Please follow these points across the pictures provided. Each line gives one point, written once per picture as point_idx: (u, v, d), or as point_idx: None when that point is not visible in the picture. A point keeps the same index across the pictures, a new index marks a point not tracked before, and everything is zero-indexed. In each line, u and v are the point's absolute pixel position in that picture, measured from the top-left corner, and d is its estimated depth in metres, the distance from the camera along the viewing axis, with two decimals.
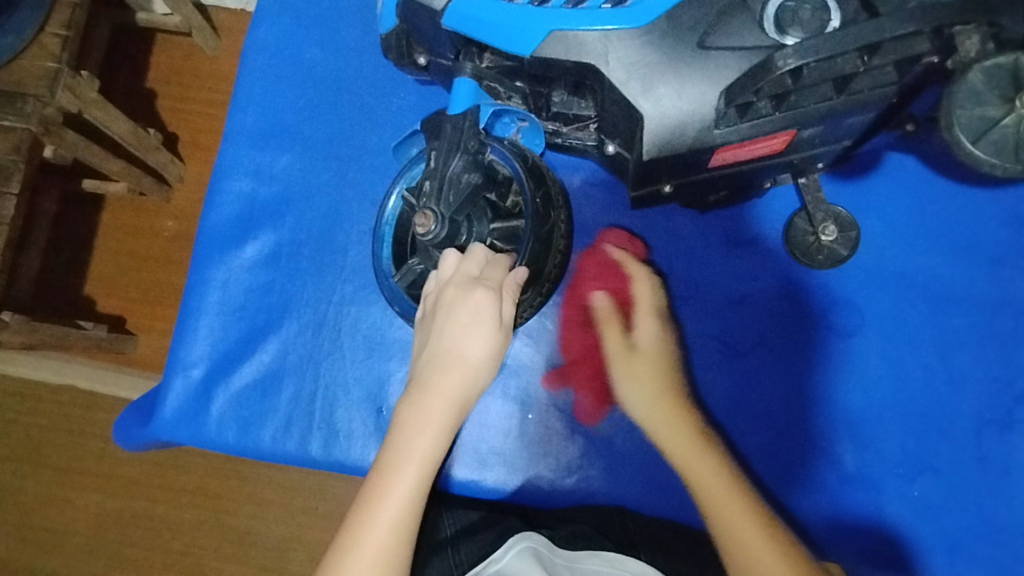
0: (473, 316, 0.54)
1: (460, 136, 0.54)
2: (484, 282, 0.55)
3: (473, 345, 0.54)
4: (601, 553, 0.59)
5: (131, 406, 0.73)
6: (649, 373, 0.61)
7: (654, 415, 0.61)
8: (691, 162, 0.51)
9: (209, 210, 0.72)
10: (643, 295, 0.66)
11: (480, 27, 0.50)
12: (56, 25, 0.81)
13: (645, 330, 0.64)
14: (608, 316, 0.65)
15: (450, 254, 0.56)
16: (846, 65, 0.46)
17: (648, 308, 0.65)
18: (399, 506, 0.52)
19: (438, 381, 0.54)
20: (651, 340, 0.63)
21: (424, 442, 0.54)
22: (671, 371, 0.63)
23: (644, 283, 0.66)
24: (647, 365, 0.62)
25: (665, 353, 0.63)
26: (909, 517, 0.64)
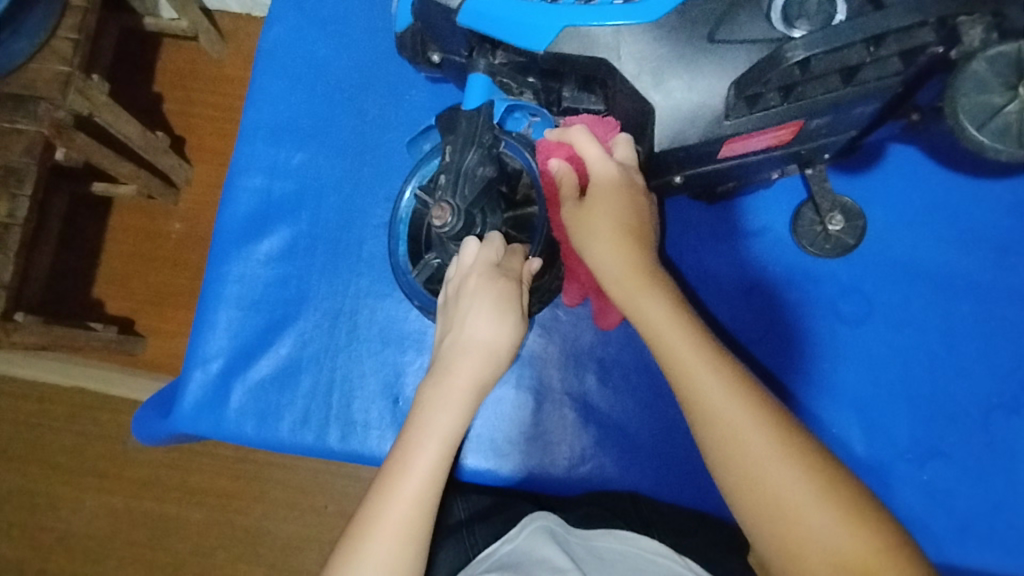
0: (496, 300, 0.55)
1: (475, 131, 0.56)
2: (505, 270, 0.56)
3: (496, 328, 0.55)
4: (614, 532, 0.59)
5: (149, 402, 0.74)
6: (606, 214, 0.51)
7: (625, 284, 0.49)
8: (701, 153, 0.52)
9: (225, 206, 0.74)
10: (604, 173, 0.52)
11: (495, 24, 0.51)
12: (68, 30, 0.83)
13: (597, 166, 0.52)
14: (561, 173, 0.54)
15: (470, 243, 0.56)
16: (853, 55, 0.48)
17: (597, 146, 0.53)
18: (419, 485, 0.52)
19: (460, 361, 0.54)
20: (603, 172, 0.52)
21: (445, 420, 0.54)
22: (633, 210, 0.51)
23: (582, 133, 0.53)
24: (602, 206, 0.51)
25: (627, 194, 0.52)
26: (919, 501, 0.66)
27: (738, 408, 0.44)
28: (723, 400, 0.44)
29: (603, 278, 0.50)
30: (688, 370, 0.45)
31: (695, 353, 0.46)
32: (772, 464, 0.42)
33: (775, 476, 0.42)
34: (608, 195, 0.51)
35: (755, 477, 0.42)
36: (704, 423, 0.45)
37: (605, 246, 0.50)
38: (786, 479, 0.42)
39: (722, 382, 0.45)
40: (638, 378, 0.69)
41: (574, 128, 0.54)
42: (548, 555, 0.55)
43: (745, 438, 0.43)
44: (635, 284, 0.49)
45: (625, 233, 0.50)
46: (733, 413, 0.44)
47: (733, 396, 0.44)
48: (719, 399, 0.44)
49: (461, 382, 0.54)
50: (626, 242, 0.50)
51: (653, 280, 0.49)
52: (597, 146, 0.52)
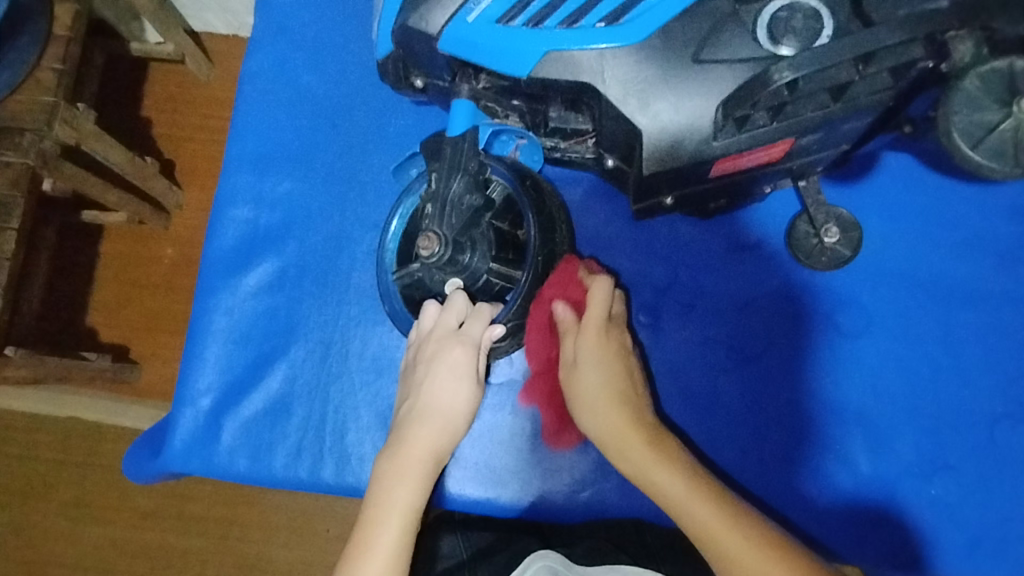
0: (451, 369, 0.58)
1: (460, 158, 0.54)
2: (462, 335, 0.58)
3: (450, 396, 0.58)
4: (618, 567, 0.60)
5: (140, 439, 0.73)
6: (599, 373, 0.58)
7: (601, 401, 0.57)
8: (690, 174, 0.51)
9: (211, 239, 0.72)
10: (597, 308, 0.60)
11: (475, 50, 0.50)
12: (52, 60, 0.82)
13: (589, 340, 0.59)
14: (570, 323, 0.60)
15: (429, 306, 0.60)
16: (841, 74, 0.46)
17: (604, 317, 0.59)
18: (383, 560, 0.52)
19: (415, 431, 0.57)
20: (589, 349, 0.59)
21: (406, 490, 0.55)
22: (625, 367, 0.60)
23: (602, 285, 0.60)
24: (591, 371, 0.58)
25: (611, 350, 0.59)
26: (927, 516, 0.64)
27: (686, 491, 0.53)
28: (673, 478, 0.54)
29: (599, 435, 0.57)
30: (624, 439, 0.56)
31: (698, 494, 0.53)
32: (718, 527, 0.51)
33: (692, 513, 0.52)
34: (608, 340, 0.59)
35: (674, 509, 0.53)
36: (696, 532, 0.52)
37: (600, 402, 0.57)
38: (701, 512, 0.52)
39: (734, 531, 0.51)
40: None
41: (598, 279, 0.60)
42: None
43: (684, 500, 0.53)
44: (608, 401, 0.57)
45: (615, 399, 0.57)
46: (711, 519, 0.51)
47: (729, 532, 0.51)
48: (677, 485, 0.53)
49: (418, 453, 0.56)
50: (609, 361, 0.58)
51: (656, 444, 0.56)
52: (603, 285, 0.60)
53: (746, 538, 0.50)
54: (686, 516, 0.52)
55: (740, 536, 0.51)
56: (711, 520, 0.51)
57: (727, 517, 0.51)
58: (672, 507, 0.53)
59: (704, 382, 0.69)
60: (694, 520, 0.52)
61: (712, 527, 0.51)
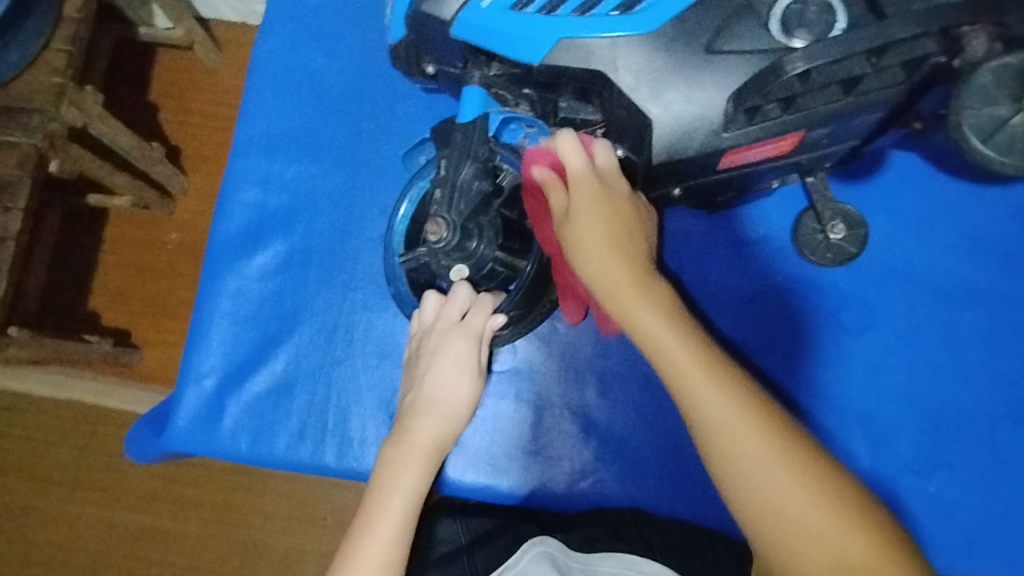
0: (454, 362, 0.60)
1: (470, 144, 0.55)
2: (464, 327, 0.60)
3: (452, 386, 0.60)
4: (615, 555, 0.61)
5: (143, 419, 0.73)
6: (591, 228, 0.52)
7: (613, 288, 0.51)
8: (699, 166, 0.51)
9: (219, 221, 0.73)
10: (576, 155, 0.53)
11: (488, 35, 0.50)
12: (62, 41, 0.82)
13: (580, 193, 0.53)
14: (549, 181, 0.54)
15: (430, 297, 0.61)
16: (853, 67, 0.47)
17: (585, 176, 0.53)
18: (386, 545, 0.53)
19: (421, 421, 0.58)
20: (584, 194, 0.53)
21: (409, 477, 0.56)
22: (618, 210, 0.53)
23: (568, 138, 0.53)
24: (586, 224, 0.52)
25: (603, 200, 0.53)
26: (926, 514, 0.65)
27: (750, 433, 0.44)
28: (714, 394, 0.45)
29: (597, 287, 0.52)
30: (677, 369, 0.47)
31: (689, 355, 0.47)
32: (789, 495, 0.43)
33: (787, 503, 0.43)
34: (596, 190, 0.53)
35: (768, 499, 0.43)
36: (721, 438, 0.44)
37: (599, 253, 0.52)
38: (764, 470, 0.43)
39: (767, 451, 0.43)
40: (639, 393, 0.68)
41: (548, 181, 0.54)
42: None
43: (736, 435, 0.44)
44: (638, 301, 0.50)
45: (615, 248, 0.52)
46: (734, 421, 0.44)
47: (767, 454, 0.43)
48: (723, 416, 0.45)
49: (424, 441, 0.58)
50: (613, 247, 0.52)
51: (651, 289, 0.51)
52: (557, 184, 0.54)
53: (773, 447, 0.44)
54: (683, 377, 0.46)
55: (845, 513, 0.42)
56: (744, 463, 0.44)
57: (805, 477, 0.43)
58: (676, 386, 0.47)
59: (766, 369, 0.68)
60: (693, 396, 0.46)
61: (772, 488, 0.43)
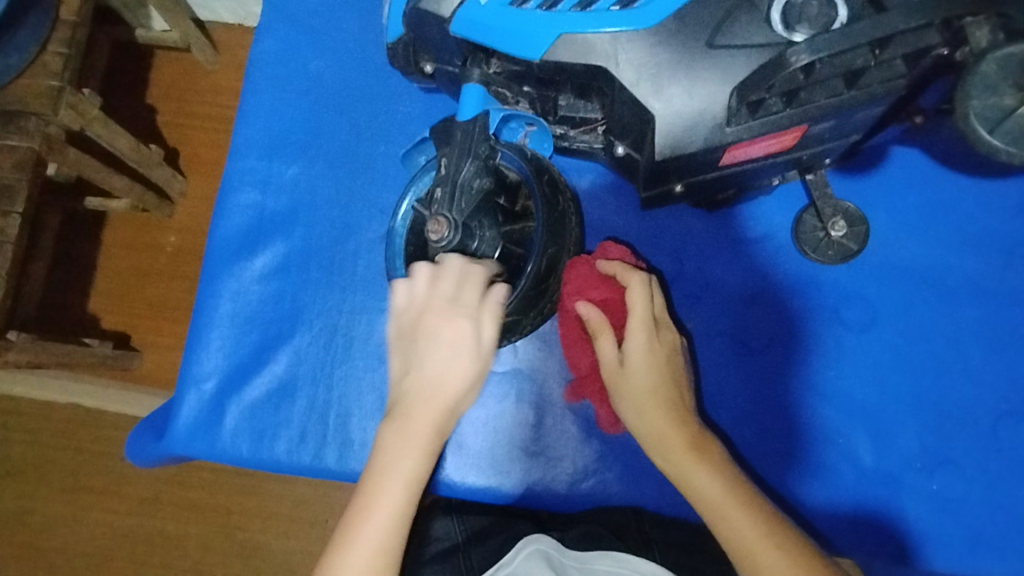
0: (450, 342, 0.55)
1: (470, 142, 0.54)
2: (462, 305, 0.55)
3: (450, 369, 0.55)
4: (611, 554, 0.60)
5: (143, 422, 0.73)
6: (646, 380, 0.57)
7: (642, 399, 0.57)
8: (702, 162, 0.51)
9: (217, 223, 0.72)
10: (642, 307, 0.58)
11: (488, 32, 0.50)
12: (58, 44, 0.81)
13: (636, 345, 0.57)
14: (600, 323, 0.58)
15: (424, 271, 0.56)
16: (857, 59, 0.46)
17: (642, 316, 0.58)
18: (387, 531, 0.53)
19: (418, 406, 0.55)
20: (641, 352, 0.57)
21: (407, 466, 0.54)
22: (668, 374, 0.58)
23: (640, 285, 0.59)
24: (643, 380, 0.57)
25: (660, 363, 0.58)
26: (930, 511, 0.64)
27: (726, 495, 0.54)
28: (715, 483, 0.54)
29: (646, 438, 0.57)
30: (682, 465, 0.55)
31: (733, 502, 0.53)
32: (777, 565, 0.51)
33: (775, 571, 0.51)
34: (660, 349, 0.58)
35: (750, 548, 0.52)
36: (742, 551, 0.52)
37: (648, 404, 0.56)
38: (744, 524, 0.53)
39: (780, 556, 0.51)
40: None
41: (635, 275, 0.59)
42: None
43: (728, 503, 0.53)
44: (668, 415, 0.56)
45: (666, 406, 0.57)
46: (776, 564, 0.51)
47: (790, 567, 0.51)
48: (716, 491, 0.54)
49: (424, 429, 0.55)
50: (657, 370, 0.57)
51: (702, 450, 0.56)
52: (638, 287, 0.59)
53: (755, 525, 0.52)
54: (727, 518, 0.53)
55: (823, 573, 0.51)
56: (776, 564, 0.51)
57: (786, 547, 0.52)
58: (709, 512, 0.54)
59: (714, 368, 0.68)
60: (737, 539, 0.52)
61: (754, 546, 0.52)
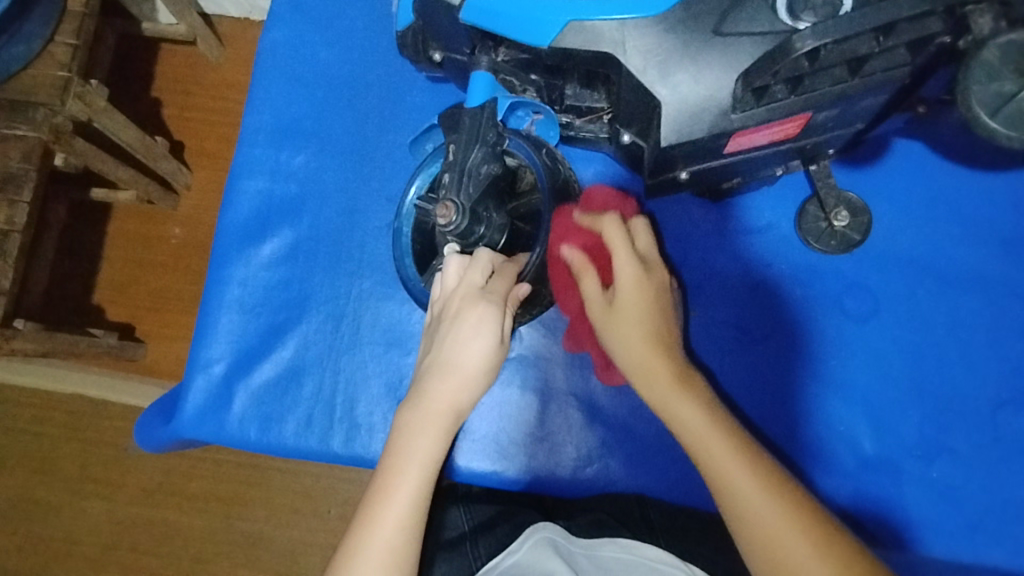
0: (474, 326, 0.57)
1: (479, 129, 0.55)
2: (487, 293, 0.57)
3: (472, 353, 0.57)
4: (617, 540, 0.61)
5: (151, 407, 0.74)
6: (635, 323, 0.54)
7: (645, 372, 0.54)
8: (707, 148, 0.52)
9: (226, 210, 0.73)
10: (619, 236, 0.57)
11: (498, 19, 0.51)
12: (66, 35, 0.82)
13: (625, 276, 0.56)
14: (583, 263, 0.58)
15: (454, 260, 0.58)
16: (861, 45, 0.47)
17: (624, 243, 0.57)
18: (406, 508, 0.54)
19: (438, 385, 0.57)
20: (630, 282, 0.55)
21: (425, 444, 0.56)
22: (660, 312, 0.56)
23: (614, 226, 0.57)
24: (632, 315, 0.55)
25: (649, 293, 0.55)
26: (929, 498, 0.65)
27: (754, 483, 0.49)
28: (746, 474, 0.49)
29: (628, 368, 0.55)
30: (699, 441, 0.51)
31: (714, 434, 0.51)
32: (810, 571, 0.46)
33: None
34: (649, 281, 0.56)
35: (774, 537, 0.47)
36: (718, 479, 0.50)
37: (636, 344, 0.54)
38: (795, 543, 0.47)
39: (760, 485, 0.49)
40: None
41: (606, 215, 0.58)
42: (553, 568, 0.57)
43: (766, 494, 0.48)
44: (670, 387, 0.53)
45: (655, 338, 0.54)
46: (748, 486, 0.49)
47: (763, 497, 0.48)
48: (746, 479, 0.49)
49: (441, 407, 0.56)
50: (648, 306, 0.55)
51: (682, 377, 0.54)
52: (614, 224, 0.57)
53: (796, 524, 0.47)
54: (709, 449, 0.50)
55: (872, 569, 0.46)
56: (746, 488, 0.49)
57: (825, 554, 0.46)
58: (692, 442, 0.51)
59: (717, 360, 0.69)
60: (726, 475, 0.49)
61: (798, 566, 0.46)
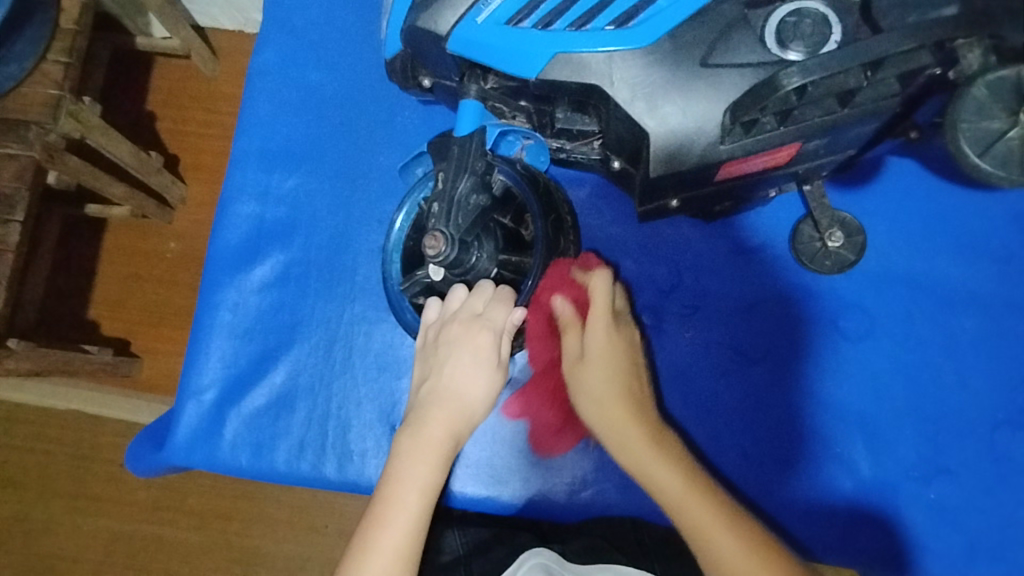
0: (474, 354, 0.57)
1: (467, 158, 0.54)
2: (486, 319, 0.57)
3: (471, 382, 0.57)
4: (611, 567, 0.61)
5: (143, 432, 0.73)
6: (604, 380, 0.56)
7: (627, 445, 0.55)
8: (696, 178, 0.52)
9: (217, 234, 0.73)
10: (601, 300, 0.58)
11: (485, 50, 0.50)
12: (58, 53, 0.81)
13: (596, 334, 0.57)
14: (570, 320, 0.58)
15: (457, 290, 0.59)
16: (850, 79, 0.47)
17: (606, 311, 0.58)
18: (401, 536, 0.53)
19: (435, 412, 0.57)
20: (603, 343, 0.57)
21: (424, 472, 0.55)
22: (628, 368, 0.57)
23: (603, 281, 0.58)
24: (599, 370, 0.56)
25: (621, 352, 0.57)
26: (926, 520, 0.65)
27: (747, 560, 0.50)
28: (732, 544, 0.50)
29: (593, 416, 0.57)
30: (678, 501, 0.52)
31: (695, 497, 0.52)
32: None
33: None
34: (615, 348, 0.57)
35: None
36: (698, 535, 0.51)
37: (603, 396, 0.56)
38: None
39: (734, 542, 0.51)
40: None
41: (597, 271, 0.59)
42: None
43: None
44: (645, 452, 0.54)
45: (623, 396, 0.56)
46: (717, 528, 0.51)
47: (740, 546, 0.51)
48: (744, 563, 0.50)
49: (439, 435, 0.56)
50: (618, 356, 0.57)
51: (664, 449, 0.55)
52: (604, 275, 0.59)
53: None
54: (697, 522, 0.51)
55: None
56: (709, 526, 0.51)
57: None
58: (688, 528, 0.52)
59: (706, 382, 0.69)
60: (693, 519, 0.51)
61: None
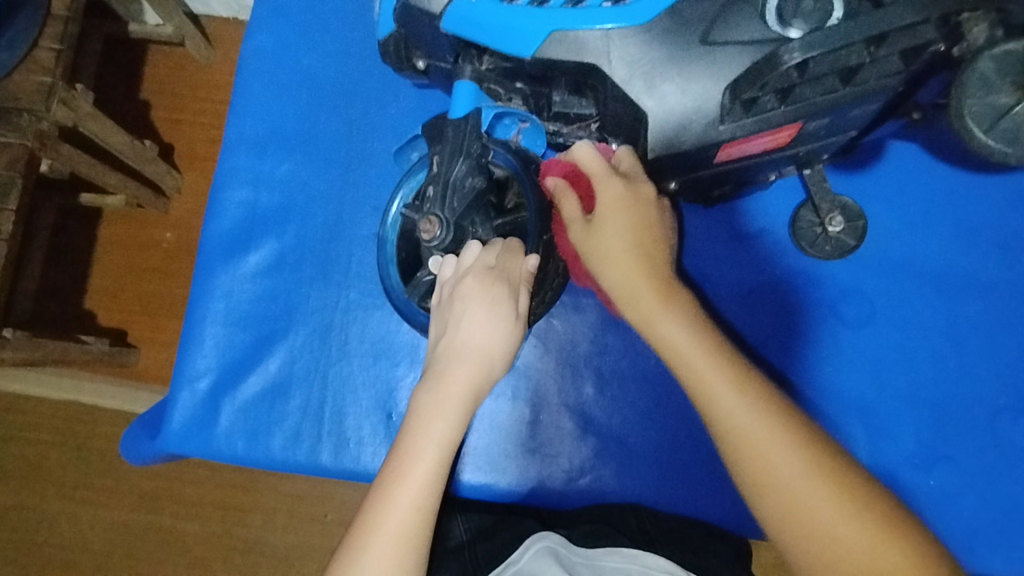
0: (491, 306, 0.56)
1: (462, 140, 0.53)
2: (501, 273, 0.56)
3: (488, 335, 0.56)
4: (619, 550, 0.59)
5: (137, 421, 0.73)
6: (619, 247, 0.52)
7: (630, 290, 0.52)
8: (697, 158, 0.51)
9: (210, 220, 0.72)
10: (596, 161, 0.54)
11: (479, 29, 0.49)
12: (50, 39, 0.79)
13: (607, 188, 0.53)
14: (562, 189, 0.55)
15: (473, 246, 0.56)
16: (851, 57, 0.45)
17: (602, 169, 0.54)
18: (420, 490, 0.52)
19: (455, 369, 0.55)
20: (613, 197, 0.53)
21: (441, 427, 0.54)
22: (643, 219, 0.53)
23: (588, 148, 0.54)
24: (609, 229, 0.53)
25: (632, 207, 0.53)
26: (929, 506, 0.64)
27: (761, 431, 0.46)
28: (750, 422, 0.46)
29: (615, 290, 0.53)
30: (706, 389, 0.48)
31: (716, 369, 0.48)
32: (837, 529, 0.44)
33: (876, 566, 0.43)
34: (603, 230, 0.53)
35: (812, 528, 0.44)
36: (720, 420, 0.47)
37: (616, 260, 0.52)
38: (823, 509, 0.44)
39: (748, 405, 0.47)
40: (637, 389, 0.68)
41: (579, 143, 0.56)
42: None
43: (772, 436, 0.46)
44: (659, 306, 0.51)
45: (644, 268, 0.52)
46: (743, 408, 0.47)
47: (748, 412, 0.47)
48: (752, 421, 0.46)
49: (456, 389, 0.55)
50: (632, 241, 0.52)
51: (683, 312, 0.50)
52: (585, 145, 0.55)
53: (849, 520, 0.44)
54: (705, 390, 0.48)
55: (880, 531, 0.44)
56: (732, 403, 0.47)
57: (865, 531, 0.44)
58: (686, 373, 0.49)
59: None
60: (702, 387, 0.48)
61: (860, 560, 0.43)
